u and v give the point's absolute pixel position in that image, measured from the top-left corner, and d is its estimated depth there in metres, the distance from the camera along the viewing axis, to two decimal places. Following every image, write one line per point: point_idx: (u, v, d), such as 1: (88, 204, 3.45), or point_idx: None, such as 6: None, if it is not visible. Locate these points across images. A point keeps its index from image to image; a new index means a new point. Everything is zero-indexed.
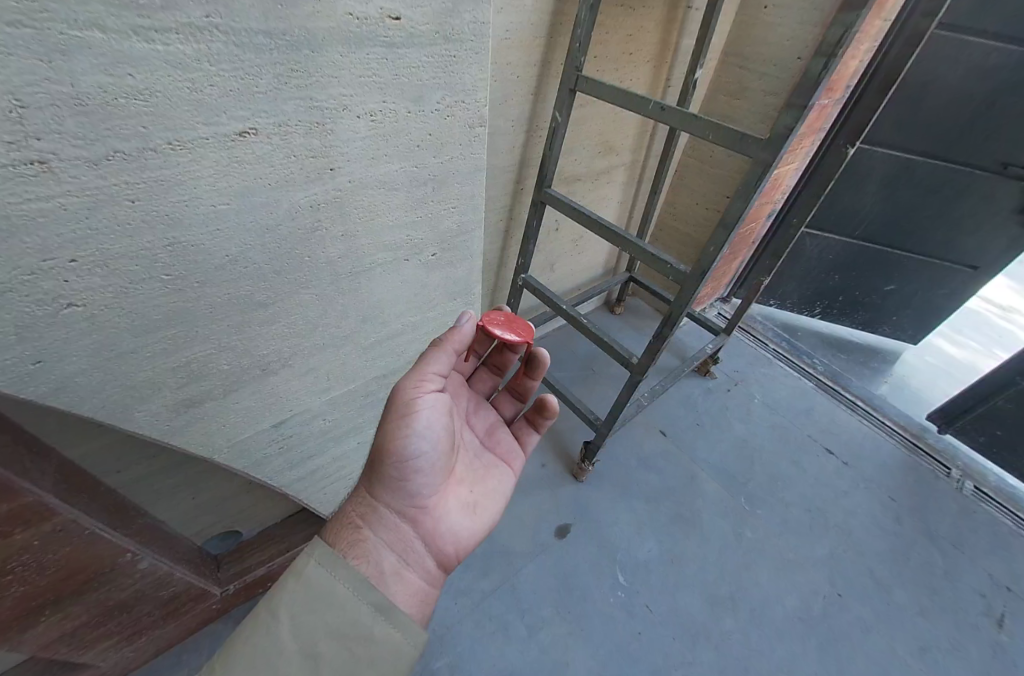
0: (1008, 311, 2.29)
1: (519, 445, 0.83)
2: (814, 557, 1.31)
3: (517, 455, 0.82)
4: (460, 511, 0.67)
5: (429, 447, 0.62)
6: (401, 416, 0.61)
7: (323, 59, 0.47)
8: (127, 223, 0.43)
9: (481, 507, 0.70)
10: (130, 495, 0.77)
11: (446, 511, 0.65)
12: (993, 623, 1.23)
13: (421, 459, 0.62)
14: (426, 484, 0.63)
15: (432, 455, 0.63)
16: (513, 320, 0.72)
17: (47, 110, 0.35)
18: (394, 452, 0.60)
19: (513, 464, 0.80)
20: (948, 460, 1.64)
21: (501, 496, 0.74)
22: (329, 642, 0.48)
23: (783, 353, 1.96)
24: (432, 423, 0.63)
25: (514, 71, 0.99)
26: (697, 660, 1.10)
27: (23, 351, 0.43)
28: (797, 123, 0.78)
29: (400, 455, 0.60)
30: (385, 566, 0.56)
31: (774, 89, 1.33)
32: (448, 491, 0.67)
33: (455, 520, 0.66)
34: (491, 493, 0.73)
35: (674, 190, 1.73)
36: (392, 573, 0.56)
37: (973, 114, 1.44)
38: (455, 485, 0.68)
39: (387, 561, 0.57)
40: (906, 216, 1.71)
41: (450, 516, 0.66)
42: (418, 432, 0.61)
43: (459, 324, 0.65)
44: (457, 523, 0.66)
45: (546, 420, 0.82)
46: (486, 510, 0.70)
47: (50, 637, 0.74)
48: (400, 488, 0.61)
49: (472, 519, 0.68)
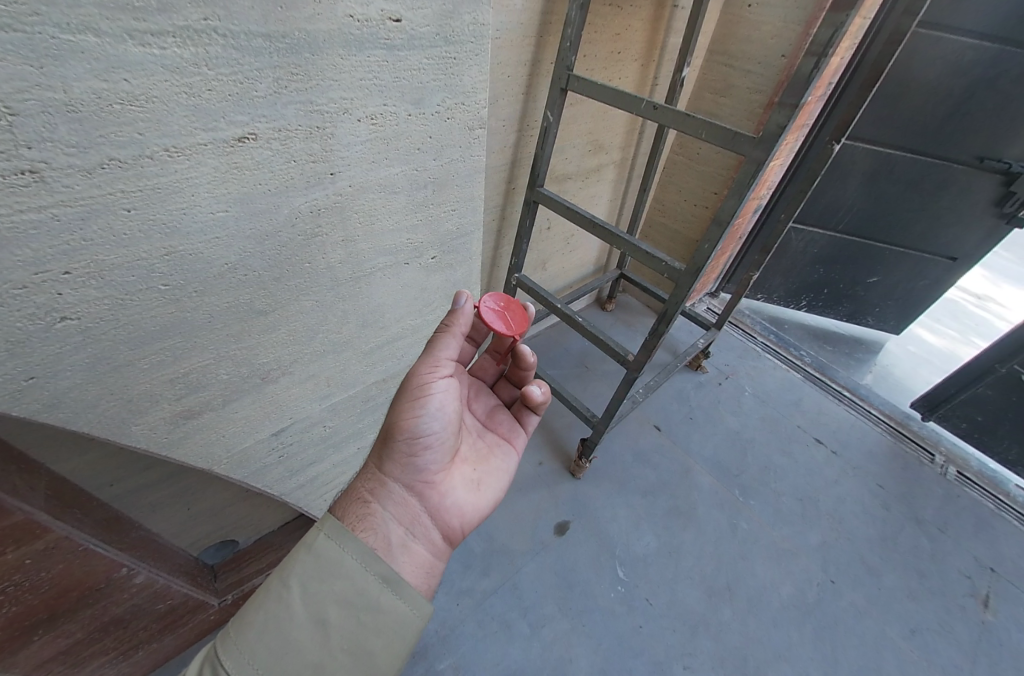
0: (984, 300, 2.37)
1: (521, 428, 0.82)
2: (807, 545, 1.34)
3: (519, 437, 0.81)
4: (466, 488, 0.67)
5: (436, 422, 0.62)
6: (409, 391, 0.61)
7: (323, 61, 0.46)
8: (123, 234, 0.42)
9: (486, 485, 0.70)
10: (123, 508, 0.75)
11: (452, 487, 0.65)
12: (979, 603, 1.28)
13: (428, 434, 0.62)
14: (432, 459, 0.63)
15: (439, 431, 0.63)
16: (510, 307, 0.71)
17: (38, 118, 0.34)
18: (404, 425, 0.60)
19: (517, 444, 0.80)
20: (932, 446, 1.69)
21: (505, 476, 0.74)
22: (338, 609, 0.47)
23: (772, 345, 2.00)
24: (439, 399, 0.63)
25: (505, 71, 0.99)
26: (698, 651, 1.11)
27: (14, 368, 0.41)
28: (788, 122, 0.79)
29: (408, 430, 0.60)
30: (393, 538, 0.55)
31: (759, 87, 1.35)
32: (453, 468, 0.67)
33: (462, 496, 0.66)
34: (495, 473, 0.73)
35: (663, 186, 1.74)
36: (400, 545, 0.55)
37: (950, 110, 1.48)
38: (459, 463, 0.68)
39: (395, 533, 0.56)
40: (887, 210, 1.75)
41: (456, 492, 0.65)
42: (425, 407, 0.61)
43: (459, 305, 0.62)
44: (462, 499, 0.65)
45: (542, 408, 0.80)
46: (490, 488, 0.70)
47: (43, 656, 0.71)
48: (407, 462, 0.61)
49: (477, 496, 0.68)
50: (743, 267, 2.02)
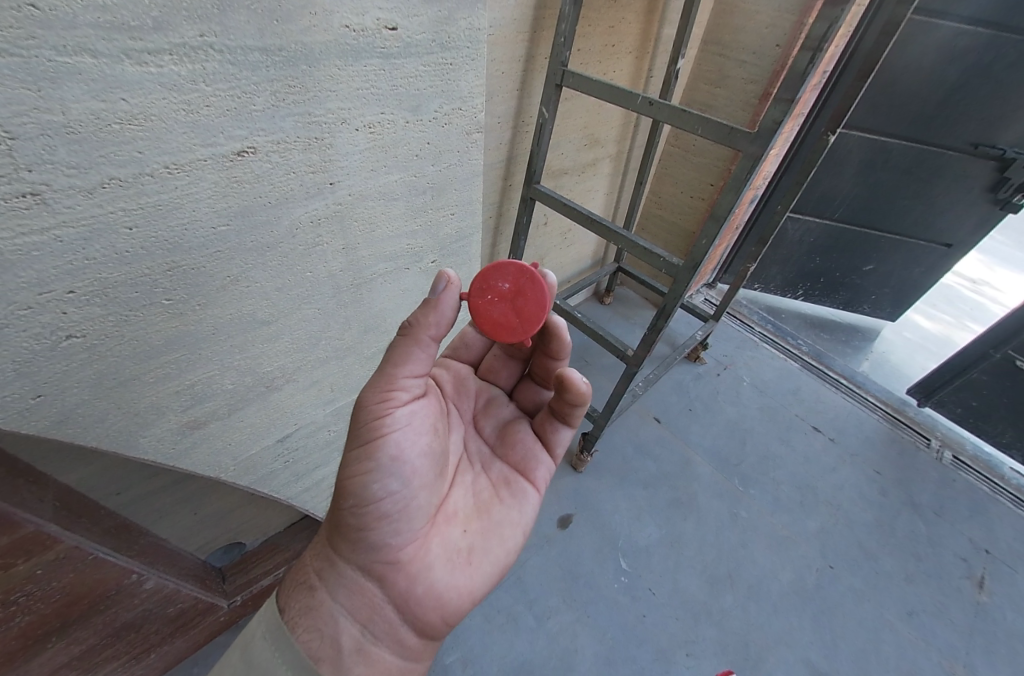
0: (978, 283, 2.39)
1: (540, 454, 0.70)
2: (806, 532, 1.37)
3: (535, 469, 0.69)
4: (448, 562, 0.57)
5: (396, 494, 0.52)
6: (359, 451, 0.51)
7: (321, 72, 0.46)
8: (126, 252, 0.42)
9: (478, 554, 0.60)
10: (132, 515, 0.76)
11: (428, 566, 0.55)
12: (974, 584, 1.31)
13: (386, 506, 0.52)
14: (395, 535, 0.53)
15: (398, 499, 0.52)
16: (519, 296, 0.57)
17: (37, 141, 0.34)
18: (350, 509, 0.52)
19: (527, 482, 0.68)
20: (929, 431, 1.71)
21: (507, 532, 0.63)
22: None
23: (770, 335, 2.01)
24: (393, 458, 0.51)
25: (501, 67, 0.98)
26: (701, 638, 1.14)
27: (22, 387, 0.42)
28: (785, 117, 0.79)
29: (357, 501, 0.51)
30: (344, 641, 0.52)
31: (754, 77, 1.34)
32: (432, 543, 0.57)
33: (440, 576, 0.56)
34: (491, 532, 0.62)
35: (659, 179, 1.74)
36: (353, 651, 0.52)
37: (945, 97, 1.48)
38: (441, 527, 0.58)
39: (347, 633, 0.52)
40: (882, 198, 1.76)
41: (434, 571, 0.55)
42: (374, 474, 0.51)
43: (437, 292, 0.49)
44: (442, 581, 0.56)
45: (575, 417, 0.67)
46: (483, 558, 0.60)
47: (58, 662, 0.72)
48: (361, 547, 0.53)
49: (464, 571, 0.58)
50: (740, 257, 2.02)
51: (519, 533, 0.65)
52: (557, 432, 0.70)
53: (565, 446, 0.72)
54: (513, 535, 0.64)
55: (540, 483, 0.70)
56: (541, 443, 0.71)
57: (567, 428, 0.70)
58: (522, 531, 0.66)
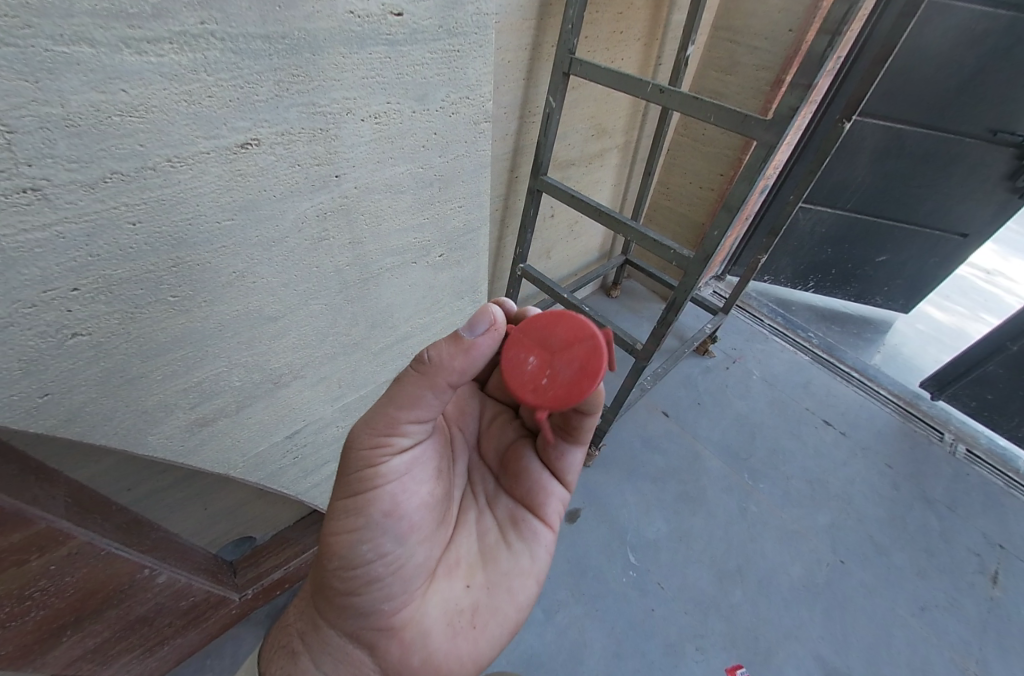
0: (992, 274, 2.35)
1: (551, 487, 0.64)
2: (816, 526, 1.35)
3: (544, 503, 0.64)
4: (446, 625, 0.55)
5: (389, 551, 0.51)
6: (349, 511, 0.51)
7: (325, 61, 0.45)
8: (130, 248, 0.41)
9: (481, 612, 0.57)
10: (143, 510, 0.76)
11: (424, 631, 0.53)
12: (988, 579, 1.29)
13: (377, 570, 0.51)
14: (388, 598, 0.52)
15: (389, 561, 0.51)
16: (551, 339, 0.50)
17: (36, 134, 0.33)
18: (340, 570, 0.51)
19: (538, 523, 0.64)
20: (941, 424, 1.68)
21: (514, 587, 0.60)
22: None
23: (779, 328, 1.98)
24: (382, 518, 0.51)
25: (506, 55, 0.96)
26: (710, 632, 1.13)
27: (30, 385, 0.41)
28: (802, 103, 0.76)
29: (345, 565, 0.50)
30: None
31: (765, 63, 1.30)
32: (430, 602, 0.55)
33: (440, 640, 0.54)
34: (495, 587, 0.59)
35: (668, 169, 1.71)
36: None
37: (963, 81, 1.43)
38: (442, 582, 0.56)
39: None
40: (896, 187, 1.71)
41: (430, 636, 0.54)
42: (362, 538, 0.50)
43: (475, 336, 0.47)
44: (439, 647, 0.54)
45: (585, 434, 0.61)
46: (486, 616, 0.57)
47: (73, 656, 0.73)
48: (347, 611, 0.53)
49: (465, 635, 0.55)
50: (750, 249, 1.99)
51: (530, 582, 0.61)
52: (567, 454, 0.63)
53: (576, 472, 0.65)
54: (522, 586, 0.60)
55: (551, 519, 0.65)
56: (549, 472, 0.65)
57: (576, 451, 0.63)
58: (533, 580, 0.62)
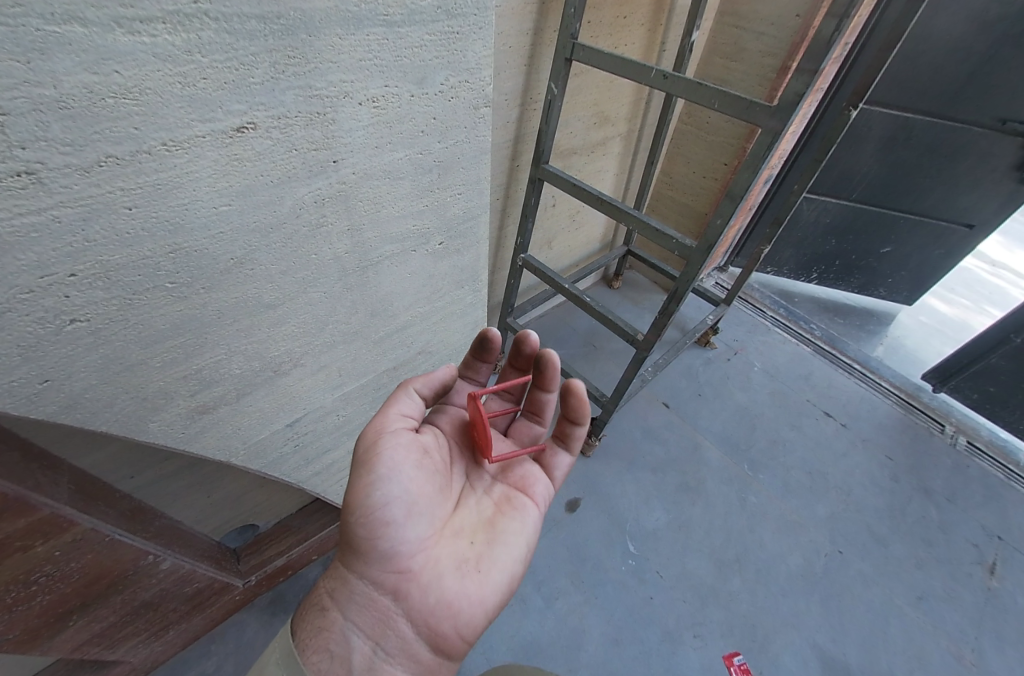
0: (997, 267, 2.33)
1: (538, 474, 0.70)
2: (815, 517, 1.36)
3: (537, 481, 0.69)
4: (457, 572, 0.56)
5: (402, 497, 0.54)
6: (360, 465, 0.54)
7: (321, 42, 0.44)
8: (127, 233, 0.41)
9: (490, 561, 0.59)
10: (146, 498, 0.76)
11: (437, 574, 0.55)
12: (985, 570, 1.30)
13: (391, 514, 0.53)
14: (402, 542, 0.54)
15: (401, 506, 0.54)
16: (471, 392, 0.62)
17: (29, 116, 0.32)
18: (357, 521, 0.53)
19: (536, 493, 0.68)
20: (942, 416, 1.68)
21: (516, 543, 0.62)
22: None
23: (781, 320, 1.97)
24: (392, 466, 0.54)
25: (507, 41, 0.94)
26: (708, 619, 1.14)
27: (30, 371, 0.41)
28: (807, 89, 0.75)
29: (362, 511, 0.52)
30: (356, 660, 0.51)
31: (771, 50, 1.28)
32: (440, 550, 0.57)
33: (452, 585, 0.55)
34: (499, 539, 0.61)
35: (671, 158, 1.69)
36: (363, 671, 0.51)
37: (974, 68, 1.40)
38: (449, 535, 0.58)
39: (359, 651, 0.52)
40: (902, 177, 1.69)
41: (443, 579, 0.55)
42: (376, 483, 0.53)
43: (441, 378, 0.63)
44: (452, 589, 0.55)
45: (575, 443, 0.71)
46: (494, 566, 0.59)
47: (80, 639, 0.74)
48: (367, 561, 0.54)
49: (474, 581, 0.57)
50: (753, 239, 1.97)
51: (531, 539, 0.64)
52: (555, 453, 0.72)
53: (565, 465, 0.72)
54: (526, 542, 0.63)
55: (543, 493, 0.69)
56: (539, 462, 0.71)
57: (564, 451, 0.72)
58: (534, 537, 0.65)
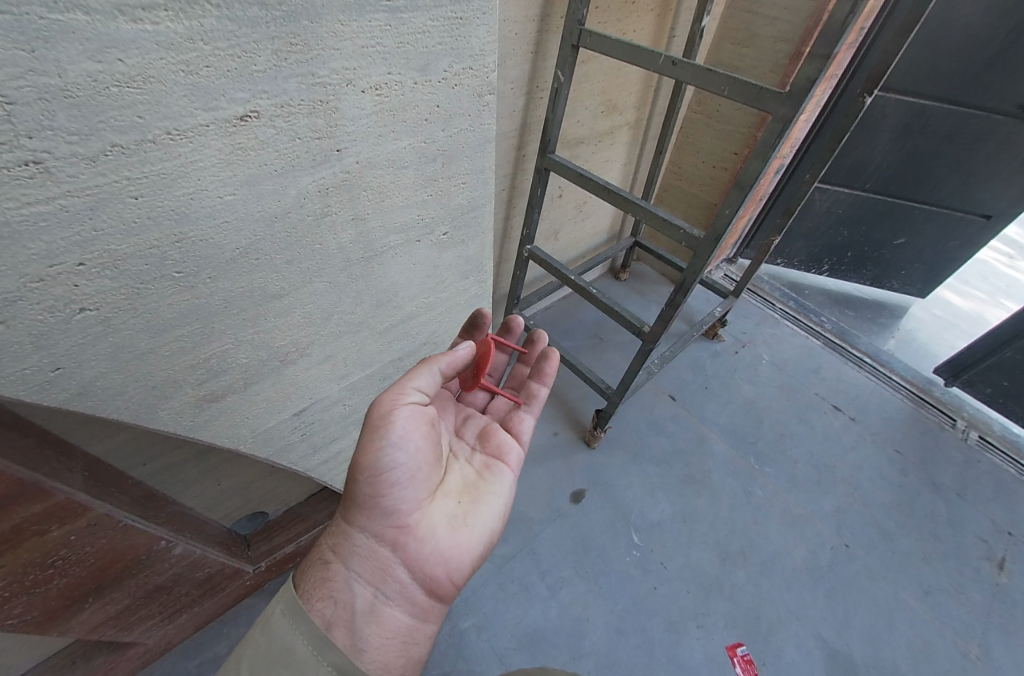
0: (1015, 259, 2.28)
1: (510, 440, 0.72)
2: (821, 510, 1.35)
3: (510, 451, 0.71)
4: (450, 527, 0.59)
5: (405, 459, 0.56)
6: (371, 429, 0.55)
7: (323, 29, 0.43)
8: (133, 223, 0.41)
9: (478, 517, 0.62)
10: (158, 485, 0.78)
11: (431, 529, 0.57)
12: (995, 566, 1.29)
13: (395, 475, 0.55)
14: (401, 501, 0.56)
15: (405, 470, 0.56)
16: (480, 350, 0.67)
17: (35, 106, 0.32)
18: (364, 477, 0.54)
19: (512, 459, 0.70)
20: (954, 411, 1.65)
21: (499, 502, 0.65)
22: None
23: (791, 312, 1.95)
24: (401, 433, 0.55)
25: (513, 28, 0.93)
26: (711, 610, 1.15)
27: (41, 360, 0.42)
28: (820, 75, 0.73)
29: (371, 472, 0.54)
30: (359, 604, 0.53)
31: (784, 35, 1.25)
32: (434, 507, 0.59)
33: (444, 539, 0.58)
34: (484, 497, 0.64)
35: (680, 147, 1.66)
36: (366, 613, 0.53)
37: (995, 54, 1.35)
38: (442, 495, 0.60)
39: (361, 597, 0.54)
40: (918, 166, 1.65)
41: (437, 533, 0.58)
42: (385, 447, 0.54)
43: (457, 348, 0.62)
44: (445, 542, 0.58)
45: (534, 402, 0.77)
46: (481, 521, 0.61)
47: (97, 620, 0.77)
48: (369, 515, 0.55)
49: (465, 534, 0.59)
50: (763, 230, 1.94)
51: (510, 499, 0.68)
52: (521, 417, 0.75)
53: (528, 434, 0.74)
54: (507, 502, 0.66)
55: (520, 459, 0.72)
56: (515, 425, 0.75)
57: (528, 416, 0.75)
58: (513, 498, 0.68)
